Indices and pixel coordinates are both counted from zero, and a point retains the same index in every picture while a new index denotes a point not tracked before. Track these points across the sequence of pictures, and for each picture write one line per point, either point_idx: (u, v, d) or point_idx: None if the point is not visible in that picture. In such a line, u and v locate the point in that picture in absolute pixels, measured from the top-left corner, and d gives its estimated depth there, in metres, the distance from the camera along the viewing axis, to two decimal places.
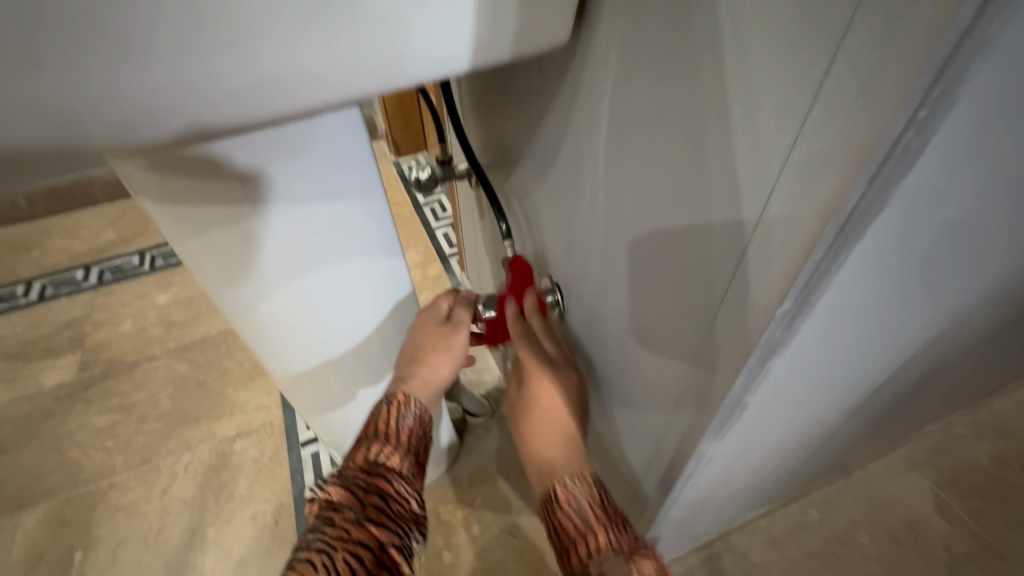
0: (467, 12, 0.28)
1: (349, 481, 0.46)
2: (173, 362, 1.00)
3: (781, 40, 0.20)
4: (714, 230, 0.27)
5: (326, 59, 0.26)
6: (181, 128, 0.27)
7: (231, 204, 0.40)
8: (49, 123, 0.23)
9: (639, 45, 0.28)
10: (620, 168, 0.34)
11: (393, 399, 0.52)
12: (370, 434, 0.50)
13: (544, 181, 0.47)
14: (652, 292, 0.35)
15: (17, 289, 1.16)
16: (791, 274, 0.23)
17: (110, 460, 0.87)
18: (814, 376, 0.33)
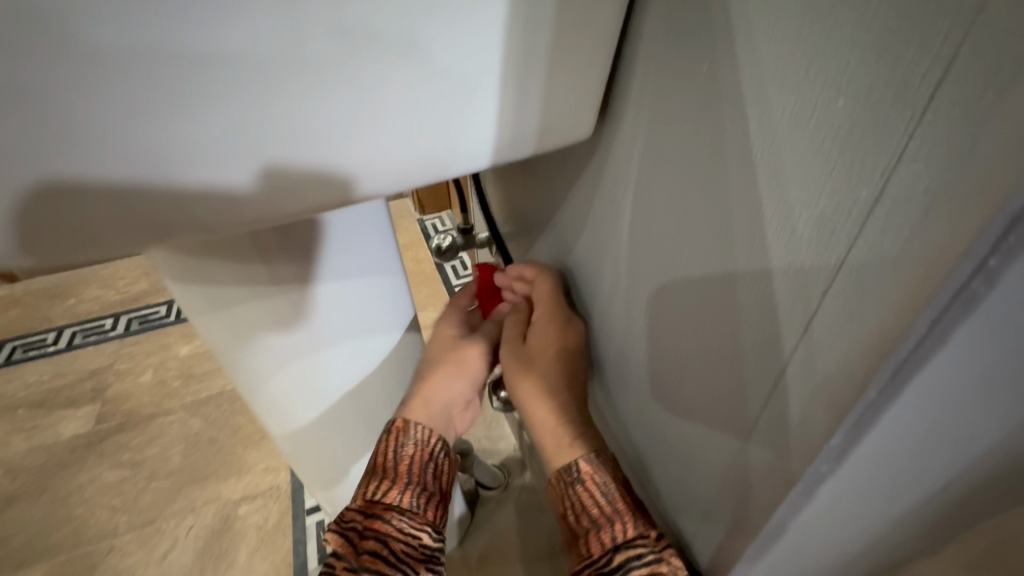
0: (502, 110, 0.28)
1: (348, 527, 0.45)
2: (187, 417, 1.00)
3: (820, 164, 0.19)
4: (753, 338, 0.25)
5: (417, 129, 0.27)
6: (259, 191, 0.26)
7: (251, 280, 0.39)
8: (144, 177, 0.24)
9: (667, 148, 0.28)
10: (649, 258, 0.33)
11: (392, 428, 0.49)
12: (369, 472, 0.48)
13: (571, 256, 0.46)
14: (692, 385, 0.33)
15: (49, 337, 1.20)
16: (840, 404, 0.21)
17: (113, 520, 0.85)
18: (864, 498, 0.29)
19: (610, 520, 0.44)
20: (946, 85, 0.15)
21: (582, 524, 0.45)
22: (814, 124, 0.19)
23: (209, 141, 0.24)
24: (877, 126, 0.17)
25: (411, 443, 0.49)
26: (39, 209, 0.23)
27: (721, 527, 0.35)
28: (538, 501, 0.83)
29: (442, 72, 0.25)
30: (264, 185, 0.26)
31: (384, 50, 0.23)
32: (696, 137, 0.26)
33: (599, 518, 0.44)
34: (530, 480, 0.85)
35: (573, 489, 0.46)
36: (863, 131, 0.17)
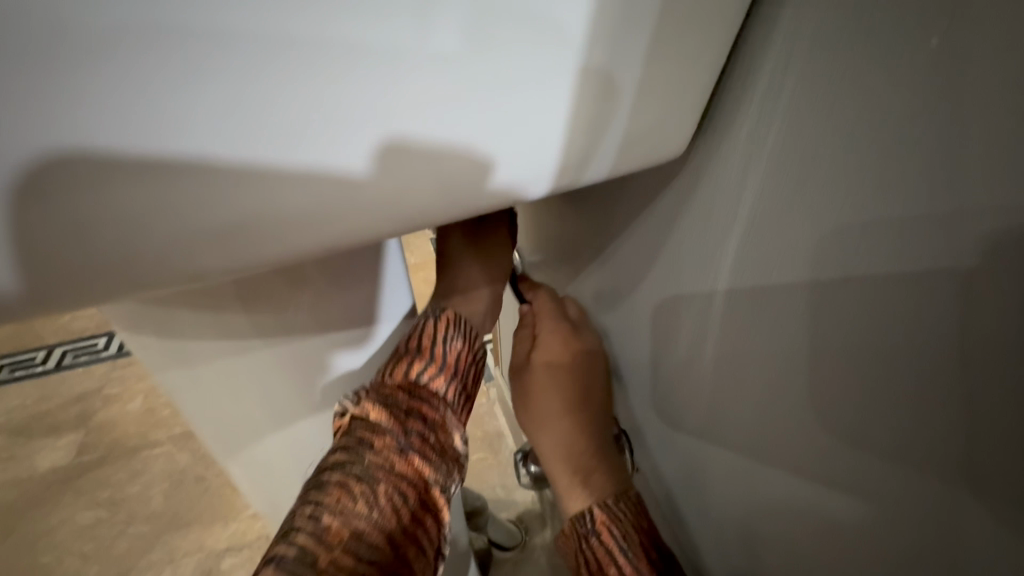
0: (589, 106, 0.23)
1: (386, 400, 0.33)
2: (174, 451, 0.91)
3: None
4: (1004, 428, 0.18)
5: (546, 109, 0.22)
6: (366, 179, 0.21)
7: (234, 335, 0.32)
8: (219, 164, 0.19)
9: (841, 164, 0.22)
10: (793, 303, 0.26)
11: (445, 315, 0.37)
12: (410, 347, 0.36)
13: (639, 294, 0.40)
14: (840, 469, 0.26)
15: (37, 356, 1.13)
16: None
17: (84, 570, 0.77)
18: None
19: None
20: None
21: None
22: None
23: (280, 124, 0.19)
24: None
25: (460, 338, 0.38)
26: (61, 203, 0.18)
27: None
28: (559, 565, 0.73)
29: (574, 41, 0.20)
30: (372, 169, 0.21)
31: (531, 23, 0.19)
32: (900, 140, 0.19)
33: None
34: (550, 539, 0.75)
35: (587, 542, 0.37)
36: None
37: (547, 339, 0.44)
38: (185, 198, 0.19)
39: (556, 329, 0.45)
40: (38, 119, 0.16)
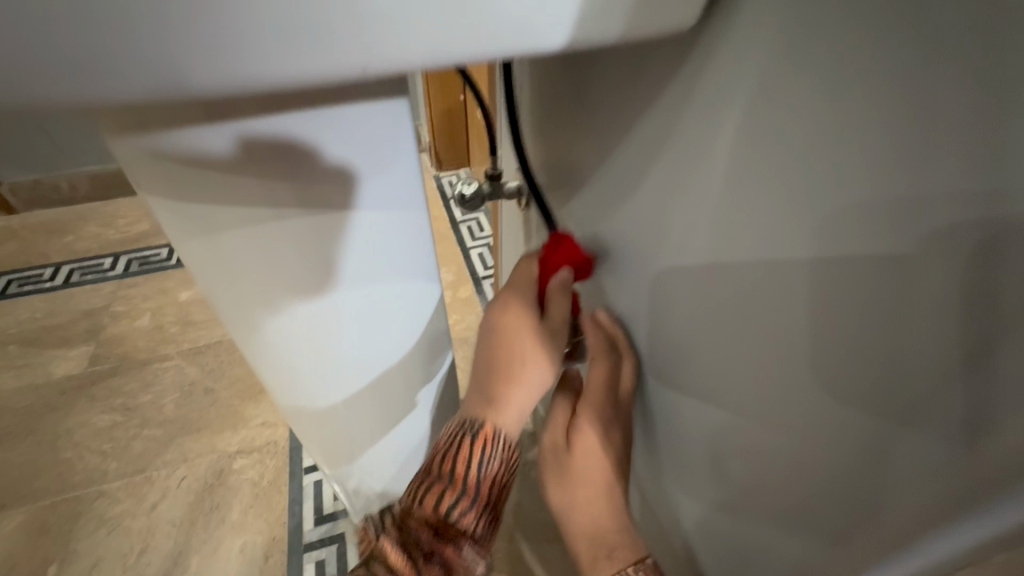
0: None
1: (409, 540, 0.35)
2: (184, 365, 0.95)
3: None
4: (922, 303, 0.18)
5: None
6: (345, 66, 0.21)
7: (249, 205, 0.34)
8: (199, 58, 0.19)
9: (799, 44, 0.20)
10: (743, 183, 0.25)
11: (483, 433, 0.36)
12: (443, 471, 0.37)
13: (618, 207, 0.39)
14: (776, 364, 0.26)
15: (44, 272, 1.15)
16: None
17: (103, 466, 0.81)
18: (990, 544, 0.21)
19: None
20: None
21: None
22: None
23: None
24: None
25: (496, 457, 0.37)
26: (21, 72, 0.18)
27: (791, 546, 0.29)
28: None
29: None
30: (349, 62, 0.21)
31: None
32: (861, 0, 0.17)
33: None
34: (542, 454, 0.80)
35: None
36: None
37: (587, 416, 0.39)
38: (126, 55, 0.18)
39: (597, 408, 0.40)
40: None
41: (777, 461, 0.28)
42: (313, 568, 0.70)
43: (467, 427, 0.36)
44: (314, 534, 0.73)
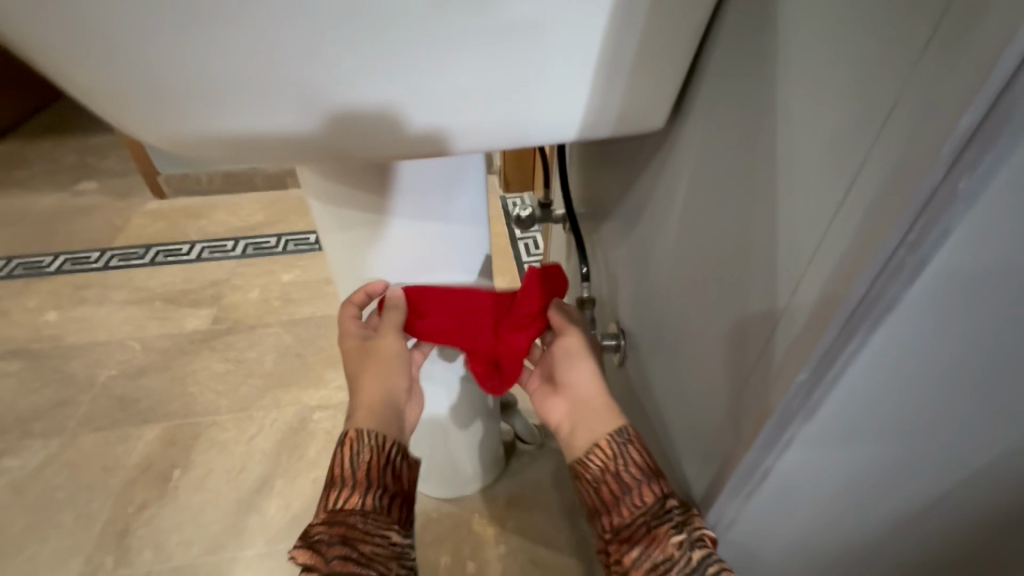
0: (579, 97, 0.33)
1: (314, 537, 0.43)
2: (282, 332, 1.17)
3: (818, 166, 0.25)
4: (756, 300, 0.30)
5: (552, 112, 0.34)
6: (442, 148, 0.37)
7: (367, 209, 0.49)
8: (377, 146, 0.36)
9: (716, 142, 0.34)
10: (685, 227, 0.38)
11: (344, 438, 0.49)
12: (331, 479, 0.48)
13: (625, 240, 0.52)
14: (699, 349, 0.38)
15: (182, 248, 1.43)
16: (808, 347, 0.26)
17: (217, 402, 1.02)
18: (828, 462, 0.32)
19: (633, 489, 0.43)
20: (903, 100, 0.20)
21: (624, 481, 0.43)
22: (824, 123, 0.25)
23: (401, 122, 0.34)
24: (855, 136, 0.23)
25: (366, 449, 0.49)
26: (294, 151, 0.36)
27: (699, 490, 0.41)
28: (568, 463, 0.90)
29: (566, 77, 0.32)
30: (448, 148, 0.37)
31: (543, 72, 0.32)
32: (737, 126, 0.32)
33: (630, 482, 0.43)
34: None
35: (624, 450, 0.45)
36: (853, 132, 0.23)
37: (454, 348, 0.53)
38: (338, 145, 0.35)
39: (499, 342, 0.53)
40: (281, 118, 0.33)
41: (695, 419, 0.40)
42: None
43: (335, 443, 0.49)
44: None
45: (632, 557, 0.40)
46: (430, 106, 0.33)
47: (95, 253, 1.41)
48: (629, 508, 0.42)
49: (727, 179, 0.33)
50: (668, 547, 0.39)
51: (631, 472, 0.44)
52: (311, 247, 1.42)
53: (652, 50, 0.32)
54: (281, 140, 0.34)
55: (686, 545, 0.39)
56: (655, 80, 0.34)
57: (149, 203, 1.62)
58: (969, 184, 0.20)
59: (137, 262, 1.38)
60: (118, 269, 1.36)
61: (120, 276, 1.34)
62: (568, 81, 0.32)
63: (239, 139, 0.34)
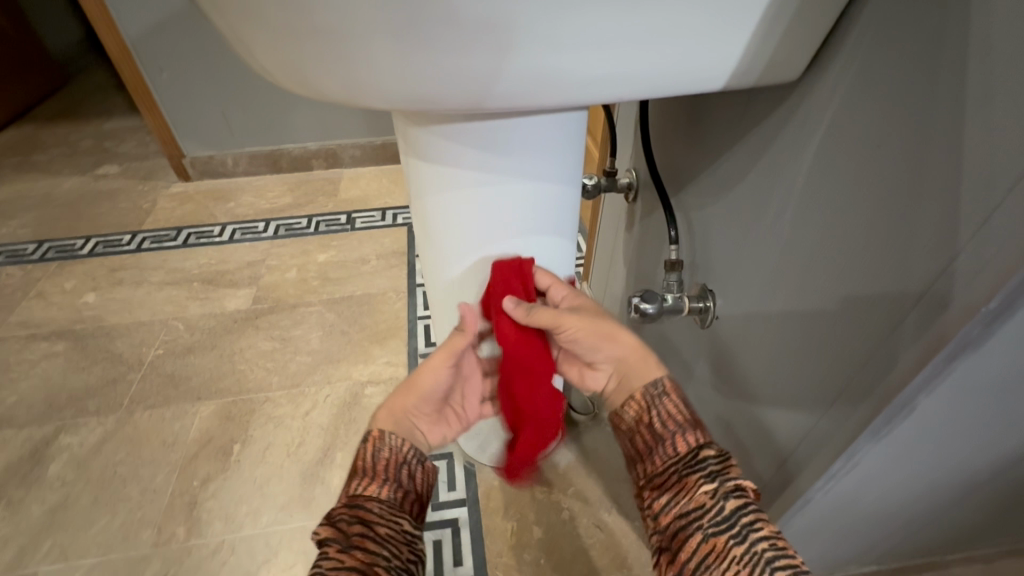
0: (738, 45, 0.34)
1: (333, 519, 0.41)
2: (324, 311, 1.17)
3: (1022, 106, 0.26)
4: (922, 239, 0.31)
5: (709, 61, 0.35)
6: (588, 100, 0.37)
7: (470, 169, 0.49)
8: (528, 96, 0.37)
9: (869, 89, 0.34)
10: (816, 178, 0.39)
11: (368, 434, 0.47)
12: (353, 470, 0.45)
13: (720, 202, 0.53)
14: (832, 296, 0.39)
15: (213, 229, 1.42)
16: (1004, 276, 0.27)
17: (268, 378, 1.03)
18: (972, 390, 0.35)
19: (666, 439, 0.43)
20: None
21: (656, 432, 0.43)
22: None
23: (558, 73, 0.34)
24: None
25: (389, 444, 0.47)
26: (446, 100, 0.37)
27: (822, 431, 0.43)
28: None
29: (733, 24, 0.32)
30: (595, 99, 0.37)
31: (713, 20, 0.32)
32: (903, 71, 0.32)
33: (671, 428, 0.43)
34: None
35: (657, 401, 0.44)
36: None
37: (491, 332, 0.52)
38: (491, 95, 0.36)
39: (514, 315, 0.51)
40: (448, 68, 0.34)
41: (821, 365, 0.41)
42: None
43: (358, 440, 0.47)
44: (430, 450, 0.90)
45: (664, 504, 0.40)
46: (591, 57, 0.34)
47: (126, 236, 1.41)
48: (663, 457, 0.42)
49: (886, 125, 0.33)
50: (699, 495, 0.38)
51: (665, 422, 0.43)
52: (343, 227, 1.42)
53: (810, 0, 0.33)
54: (435, 81, 0.35)
55: (720, 492, 0.38)
56: (804, 30, 0.35)
57: (174, 186, 1.61)
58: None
59: (169, 244, 1.38)
60: (150, 251, 1.36)
61: (155, 258, 1.34)
62: (731, 29, 0.33)
63: (397, 77, 0.35)
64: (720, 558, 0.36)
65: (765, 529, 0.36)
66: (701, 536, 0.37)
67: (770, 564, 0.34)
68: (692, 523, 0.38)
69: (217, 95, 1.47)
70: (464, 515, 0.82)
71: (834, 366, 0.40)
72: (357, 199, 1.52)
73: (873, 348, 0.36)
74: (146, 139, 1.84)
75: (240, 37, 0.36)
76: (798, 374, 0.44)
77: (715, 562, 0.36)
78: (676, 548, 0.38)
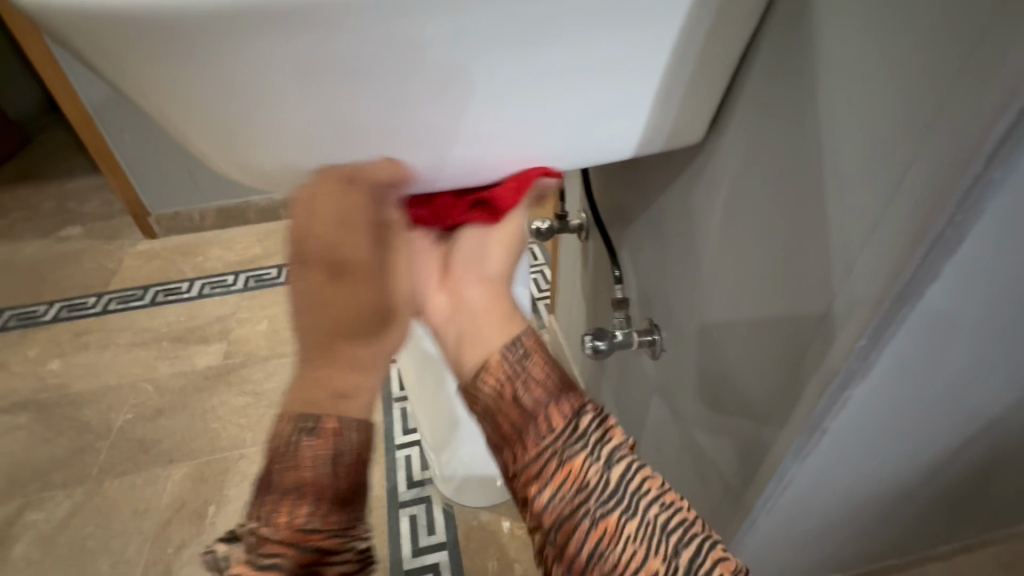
0: (639, 122, 0.38)
1: (272, 563, 0.34)
2: (297, 360, 1.18)
3: (863, 175, 0.30)
4: (808, 285, 0.36)
5: (618, 134, 0.39)
6: (519, 172, 0.41)
7: None
8: (463, 174, 0.40)
9: (757, 152, 0.39)
10: (726, 228, 0.44)
11: (323, 428, 0.39)
12: (291, 483, 0.38)
13: (656, 244, 0.57)
14: (753, 329, 0.43)
15: (181, 285, 1.42)
16: (867, 317, 0.31)
17: (242, 435, 1.02)
18: (875, 411, 0.39)
19: (535, 413, 0.38)
20: (937, 126, 0.25)
21: (524, 406, 0.39)
22: (867, 139, 0.29)
23: (485, 152, 0.38)
24: (897, 153, 0.28)
25: (348, 445, 0.40)
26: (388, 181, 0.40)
27: (759, 453, 0.46)
28: None
29: (632, 105, 0.37)
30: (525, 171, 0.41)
31: (613, 104, 0.36)
32: (781, 139, 0.36)
33: (534, 404, 0.39)
34: None
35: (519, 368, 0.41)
36: (894, 146, 0.28)
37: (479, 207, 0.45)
38: (426, 173, 0.40)
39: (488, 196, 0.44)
40: (382, 156, 0.37)
41: (748, 393, 0.45)
42: (406, 520, 0.87)
43: (307, 428, 0.39)
44: (408, 494, 0.90)
45: (543, 494, 0.35)
46: (513, 137, 0.37)
47: (90, 298, 1.39)
48: (534, 438, 0.37)
49: (772, 183, 0.38)
50: (587, 476, 0.35)
51: (529, 392, 0.39)
52: None
53: (698, 81, 0.37)
54: (370, 162, 0.37)
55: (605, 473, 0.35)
56: (697, 103, 0.39)
57: (140, 244, 1.60)
58: (1002, 175, 0.24)
59: (136, 304, 1.37)
60: (117, 312, 1.34)
61: (121, 319, 1.32)
62: (632, 110, 0.37)
63: (334, 160, 0.37)
64: (613, 541, 0.33)
65: (653, 489, 0.35)
66: (590, 522, 0.33)
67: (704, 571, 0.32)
68: (579, 510, 0.34)
69: (180, 152, 1.49)
70: (445, 559, 0.82)
71: (760, 395, 0.44)
72: None
73: (787, 377, 0.40)
74: (110, 197, 1.83)
75: (180, 134, 0.37)
76: (736, 399, 0.48)
77: (608, 547, 0.33)
78: (560, 546, 0.34)
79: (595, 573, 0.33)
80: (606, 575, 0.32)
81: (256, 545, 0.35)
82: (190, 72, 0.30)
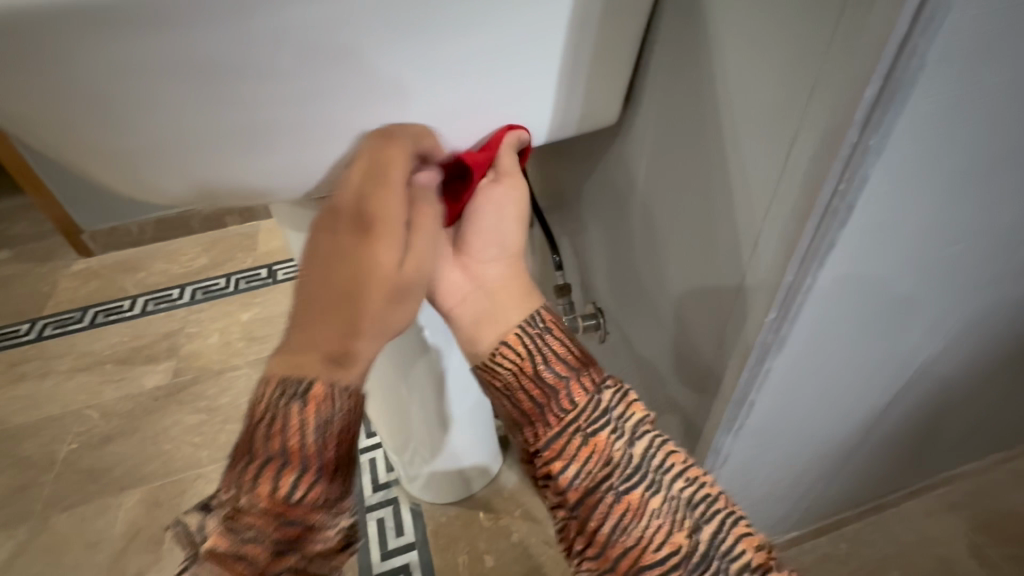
0: (548, 108, 0.37)
1: (248, 536, 0.31)
2: (253, 372, 1.13)
3: (759, 151, 0.30)
4: (722, 262, 0.36)
5: (531, 121, 0.38)
6: None
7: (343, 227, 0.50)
8: None
9: (665, 133, 0.39)
10: (647, 209, 0.44)
11: (309, 396, 0.32)
12: (272, 450, 0.32)
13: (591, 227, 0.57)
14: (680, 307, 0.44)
15: (124, 304, 1.35)
16: (774, 288, 0.32)
17: (197, 454, 0.99)
18: (797, 375, 0.40)
19: (561, 385, 0.35)
20: (817, 99, 0.26)
21: (545, 383, 0.35)
22: (757, 114, 0.30)
23: None
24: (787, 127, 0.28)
25: (338, 413, 0.34)
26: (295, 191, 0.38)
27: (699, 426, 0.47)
28: None
29: (539, 89, 0.36)
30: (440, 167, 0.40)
31: (520, 90, 0.35)
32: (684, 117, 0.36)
33: (557, 376, 0.35)
34: None
35: (539, 337, 0.37)
36: (782, 120, 0.28)
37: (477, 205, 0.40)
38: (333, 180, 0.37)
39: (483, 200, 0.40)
40: (282, 167, 0.35)
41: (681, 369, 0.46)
42: (374, 524, 0.86)
43: (293, 393, 0.32)
44: (375, 498, 0.89)
45: (566, 471, 0.33)
46: (420, 133, 0.36)
47: (24, 325, 1.31)
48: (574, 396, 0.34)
49: (682, 165, 0.38)
50: (611, 452, 0.32)
51: (548, 361, 0.36)
52: (265, 282, 1.38)
53: (602, 63, 0.37)
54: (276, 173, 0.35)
55: (639, 476, 0.32)
56: (606, 86, 0.39)
57: (75, 264, 1.51)
58: (877, 142, 0.25)
59: (75, 328, 1.29)
60: (54, 338, 1.27)
61: (59, 345, 1.25)
62: (539, 94, 0.36)
63: (230, 174, 0.34)
64: (637, 517, 0.31)
65: (678, 463, 0.33)
66: (613, 497, 0.32)
67: (731, 546, 0.31)
68: (601, 485, 0.32)
69: None
70: (415, 559, 0.82)
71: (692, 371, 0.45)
72: (278, 249, 1.48)
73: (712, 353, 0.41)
74: (37, 216, 1.71)
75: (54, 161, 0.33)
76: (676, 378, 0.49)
77: (632, 522, 0.31)
78: (582, 520, 0.32)
79: (615, 550, 0.31)
80: (630, 554, 0.31)
81: (229, 521, 0.31)
82: (47, 90, 0.27)
